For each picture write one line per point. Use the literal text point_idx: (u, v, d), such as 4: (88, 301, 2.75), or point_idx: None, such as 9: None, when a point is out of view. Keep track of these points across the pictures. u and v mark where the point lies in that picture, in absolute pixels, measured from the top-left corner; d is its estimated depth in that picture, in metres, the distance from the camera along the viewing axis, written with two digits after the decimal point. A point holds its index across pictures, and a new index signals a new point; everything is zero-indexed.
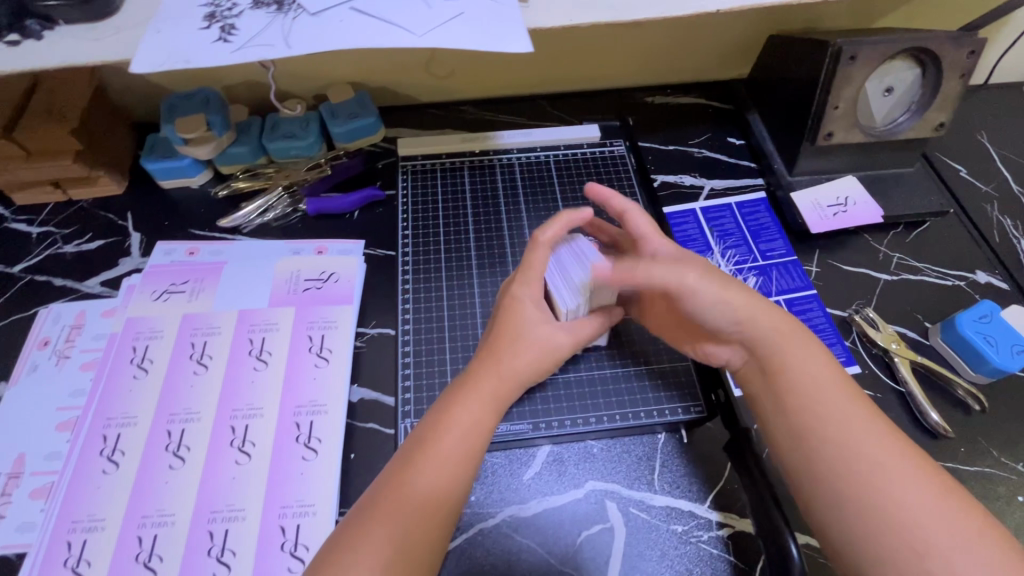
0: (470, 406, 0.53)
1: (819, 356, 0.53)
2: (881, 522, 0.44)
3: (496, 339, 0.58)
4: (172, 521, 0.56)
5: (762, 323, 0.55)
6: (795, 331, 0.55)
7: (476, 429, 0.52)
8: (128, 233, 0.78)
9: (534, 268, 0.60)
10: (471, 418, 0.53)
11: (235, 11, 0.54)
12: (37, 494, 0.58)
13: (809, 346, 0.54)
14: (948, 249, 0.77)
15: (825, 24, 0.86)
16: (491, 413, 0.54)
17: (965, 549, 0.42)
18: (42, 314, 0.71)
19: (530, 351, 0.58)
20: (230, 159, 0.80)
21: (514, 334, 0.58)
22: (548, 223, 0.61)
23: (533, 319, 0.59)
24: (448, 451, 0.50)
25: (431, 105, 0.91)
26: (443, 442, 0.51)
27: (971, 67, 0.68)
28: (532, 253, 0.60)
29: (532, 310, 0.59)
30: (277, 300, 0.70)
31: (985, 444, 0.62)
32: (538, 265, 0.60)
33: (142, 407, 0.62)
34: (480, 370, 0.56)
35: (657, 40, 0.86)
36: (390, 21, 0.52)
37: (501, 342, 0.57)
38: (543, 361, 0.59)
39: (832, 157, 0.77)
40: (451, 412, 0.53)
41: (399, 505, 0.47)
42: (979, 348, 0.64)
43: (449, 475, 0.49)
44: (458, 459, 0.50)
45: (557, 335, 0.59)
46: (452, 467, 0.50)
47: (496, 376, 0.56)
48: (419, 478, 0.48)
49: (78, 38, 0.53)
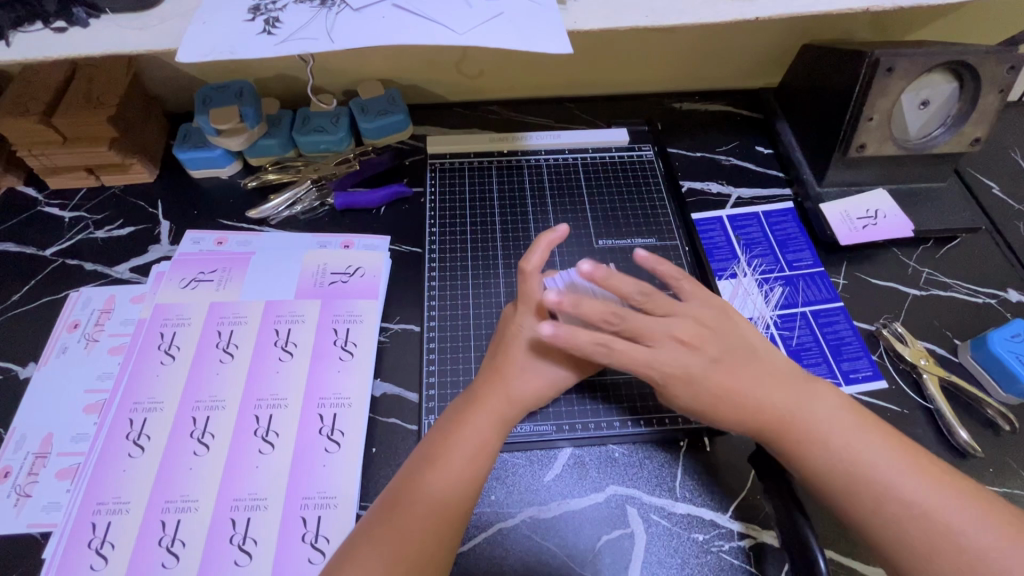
0: (478, 422, 0.53)
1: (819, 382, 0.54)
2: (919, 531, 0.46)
3: (502, 354, 0.57)
4: (196, 506, 0.57)
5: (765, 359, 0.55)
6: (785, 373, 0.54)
7: (485, 442, 0.52)
8: (158, 220, 0.79)
9: (530, 301, 0.57)
10: (480, 432, 0.53)
11: (279, 5, 0.54)
12: (63, 475, 0.59)
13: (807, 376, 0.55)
14: (979, 266, 0.76)
15: (859, 36, 0.85)
16: (500, 429, 0.54)
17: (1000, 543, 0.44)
18: (72, 298, 0.72)
19: (537, 372, 0.57)
20: (260, 151, 0.80)
21: (522, 354, 0.57)
22: (530, 250, 0.57)
23: (540, 343, 0.57)
24: (458, 464, 0.50)
25: (460, 105, 0.91)
26: (453, 451, 0.51)
27: (1011, 82, 0.67)
28: (526, 285, 0.57)
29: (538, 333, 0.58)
30: (303, 293, 0.70)
31: (1014, 465, 0.61)
32: (536, 294, 0.57)
33: (168, 393, 0.63)
34: (489, 385, 0.55)
35: (688, 46, 0.86)
36: (431, 18, 0.53)
37: (507, 360, 0.56)
38: (552, 388, 0.58)
39: (864, 170, 0.76)
40: (459, 426, 0.53)
41: (413, 518, 0.48)
42: (1011, 367, 0.63)
43: (461, 488, 0.50)
44: (469, 473, 0.51)
45: (564, 365, 0.58)
46: (464, 481, 0.50)
47: (506, 390, 0.55)
48: (431, 489, 0.49)
49: (124, 27, 0.54)
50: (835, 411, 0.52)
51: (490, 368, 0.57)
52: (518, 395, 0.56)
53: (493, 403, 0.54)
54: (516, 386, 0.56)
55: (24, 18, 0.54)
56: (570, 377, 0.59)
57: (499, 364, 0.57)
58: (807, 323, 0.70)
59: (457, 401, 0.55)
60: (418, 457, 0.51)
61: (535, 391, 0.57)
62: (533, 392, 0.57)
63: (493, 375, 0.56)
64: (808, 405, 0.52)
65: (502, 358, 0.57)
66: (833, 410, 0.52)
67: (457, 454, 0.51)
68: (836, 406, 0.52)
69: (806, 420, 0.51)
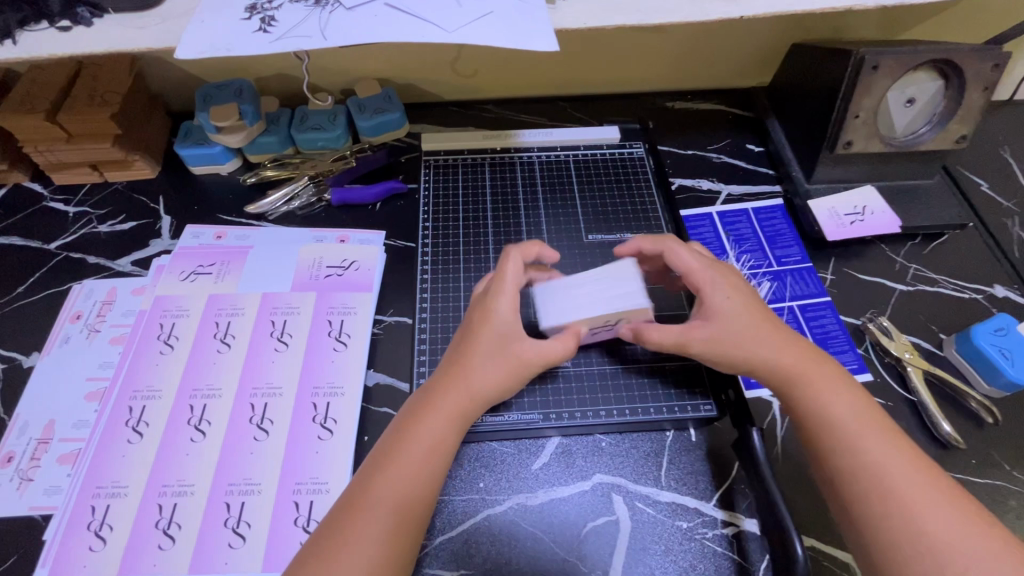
0: (434, 420, 0.53)
1: (835, 377, 0.55)
2: (903, 532, 0.46)
3: (465, 344, 0.57)
4: (192, 490, 0.58)
5: (777, 353, 0.56)
6: (802, 350, 0.56)
7: (441, 441, 0.52)
8: (160, 215, 0.81)
9: (508, 279, 0.59)
10: (434, 430, 0.52)
11: (275, 4, 0.56)
12: (64, 459, 0.61)
13: (824, 368, 0.55)
14: (967, 261, 0.76)
15: (851, 34, 0.86)
16: (457, 424, 0.54)
17: (987, 560, 0.44)
18: (75, 290, 0.74)
19: (499, 358, 0.56)
20: (259, 148, 0.82)
21: (484, 342, 0.56)
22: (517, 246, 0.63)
23: (507, 324, 0.57)
24: (415, 461, 0.51)
25: (455, 104, 0.93)
26: (409, 451, 0.51)
27: (995, 80, 0.68)
28: (505, 262, 0.60)
29: (503, 318, 0.57)
30: (299, 285, 0.72)
31: (997, 457, 0.62)
32: (510, 275, 0.59)
33: (166, 382, 0.65)
34: (447, 382, 0.55)
35: (679, 46, 0.88)
36: (420, 16, 0.54)
37: (467, 352, 0.56)
38: (511, 372, 0.56)
39: (852, 166, 0.77)
40: (415, 424, 0.53)
41: (364, 517, 0.48)
42: (994, 361, 0.63)
43: (416, 484, 0.50)
44: (424, 471, 0.51)
45: (524, 347, 0.57)
46: (420, 477, 0.50)
47: (464, 389, 0.55)
48: (387, 486, 0.49)
49: (126, 26, 0.56)
50: (849, 407, 0.52)
51: (450, 360, 0.57)
52: (477, 386, 0.55)
53: (450, 394, 0.54)
54: (471, 379, 0.55)
55: (30, 17, 0.56)
56: (530, 364, 0.57)
57: (457, 356, 0.56)
58: (793, 317, 0.71)
59: (417, 394, 0.56)
60: (377, 453, 0.52)
61: (497, 379, 0.56)
62: (489, 381, 0.55)
63: (454, 367, 0.56)
64: (822, 393, 0.54)
65: (463, 347, 0.57)
66: (848, 404, 0.53)
67: (411, 450, 0.51)
68: (855, 401, 0.53)
69: (823, 407, 0.53)
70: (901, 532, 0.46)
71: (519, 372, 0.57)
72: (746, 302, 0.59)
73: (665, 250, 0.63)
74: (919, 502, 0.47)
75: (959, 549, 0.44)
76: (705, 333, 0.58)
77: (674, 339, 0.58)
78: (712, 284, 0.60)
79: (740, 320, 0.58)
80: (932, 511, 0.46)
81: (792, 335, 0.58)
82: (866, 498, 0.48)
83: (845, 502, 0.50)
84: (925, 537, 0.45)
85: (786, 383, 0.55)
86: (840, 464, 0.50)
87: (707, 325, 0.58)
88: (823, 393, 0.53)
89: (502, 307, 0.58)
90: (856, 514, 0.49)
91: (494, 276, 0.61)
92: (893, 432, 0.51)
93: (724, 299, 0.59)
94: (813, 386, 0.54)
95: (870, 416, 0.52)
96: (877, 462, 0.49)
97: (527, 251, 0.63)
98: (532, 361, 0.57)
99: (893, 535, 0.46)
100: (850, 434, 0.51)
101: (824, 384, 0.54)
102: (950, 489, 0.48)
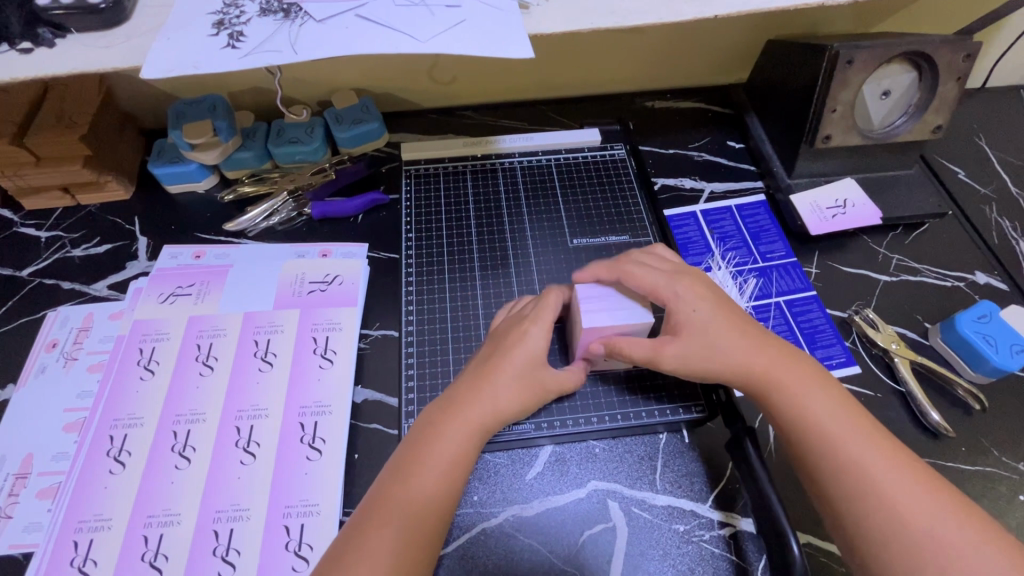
0: (456, 433, 0.52)
1: (808, 375, 0.55)
2: (888, 527, 0.46)
3: (492, 360, 0.56)
4: (178, 520, 0.57)
5: (751, 357, 0.56)
6: (776, 349, 0.56)
7: (461, 454, 0.52)
8: (135, 236, 0.79)
9: (547, 309, 0.59)
10: (457, 443, 0.52)
11: (243, 19, 0.55)
12: (44, 494, 0.59)
13: (797, 367, 0.55)
14: (947, 250, 0.77)
15: (824, 28, 0.87)
16: (478, 442, 0.53)
17: (969, 549, 0.45)
18: (50, 317, 0.72)
19: (526, 376, 0.56)
20: (236, 164, 0.81)
21: (515, 361, 0.56)
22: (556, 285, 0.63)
23: (538, 347, 0.57)
24: (435, 472, 0.50)
25: (434, 111, 0.93)
26: (428, 462, 0.50)
27: (967, 70, 0.69)
28: (549, 299, 0.60)
29: (536, 341, 0.57)
30: (282, 303, 0.71)
31: (986, 444, 0.62)
32: (551, 309, 0.59)
33: (149, 408, 0.63)
34: (472, 395, 0.54)
35: (656, 46, 0.88)
36: (393, 27, 0.53)
37: (494, 366, 0.56)
38: (535, 398, 0.57)
39: (832, 160, 0.78)
40: (436, 436, 0.52)
41: (377, 538, 0.46)
42: (979, 349, 0.64)
43: (435, 493, 0.49)
44: (444, 481, 0.50)
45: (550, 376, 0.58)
46: (439, 488, 0.50)
47: (490, 403, 0.54)
48: (400, 493, 0.49)
49: (90, 46, 0.54)
50: (825, 404, 0.52)
51: (475, 372, 0.56)
52: (501, 402, 0.54)
53: (472, 412, 0.53)
54: (497, 398, 0.54)
55: None
56: (550, 391, 0.58)
57: (480, 375, 0.55)
58: (781, 313, 0.71)
59: (436, 405, 0.55)
60: (395, 462, 0.51)
61: (523, 403, 0.56)
62: (513, 403, 0.55)
63: (479, 381, 0.55)
64: (801, 391, 0.53)
65: (490, 363, 0.56)
66: (826, 401, 0.53)
67: (430, 466, 0.50)
68: (832, 398, 0.53)
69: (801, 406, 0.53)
70: (892, 530, 0.46)
71: (540, 393, 0.57)
72: (715, 309, 0.58)
73: (626, 270, 0.61)
74: (904, 496, 0.47)
75: (942, 541, 0.45)
76: (677, 348, 0.57)
77: (645, 355, 0.58)
78: (676, 299, 0.58)
79: (710, 326, 0.57)
80: (915, 505, 0.47)
81: (762, 337, 0.57)
82: (851, 494, 0.48)
83: (830, 502, 0.49)
84: (915, 534, 0.45)
85: (762, 386, 0.55)
86: (826, 462, 0.50)
87: (677, 340, 0.57)
88: (800, 393, 0.53)
89: (537, 333, 0.57)
90: (842, 515, 0.49)
91: (535, 303, 0.60)
92: (866, 426, 0.51)
93: (695, 309, 0.58)
94: (789, 386, 0.54)
95: (846, 412, 0.52)
96: (858, 459, 0.49)
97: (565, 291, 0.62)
98: (552, 390, 0.58)
99: (879, 531, 0.46)
100: (829, 432, 0.51)
101: (801, 383, 0.54)
102: (929, 478, 0.49)
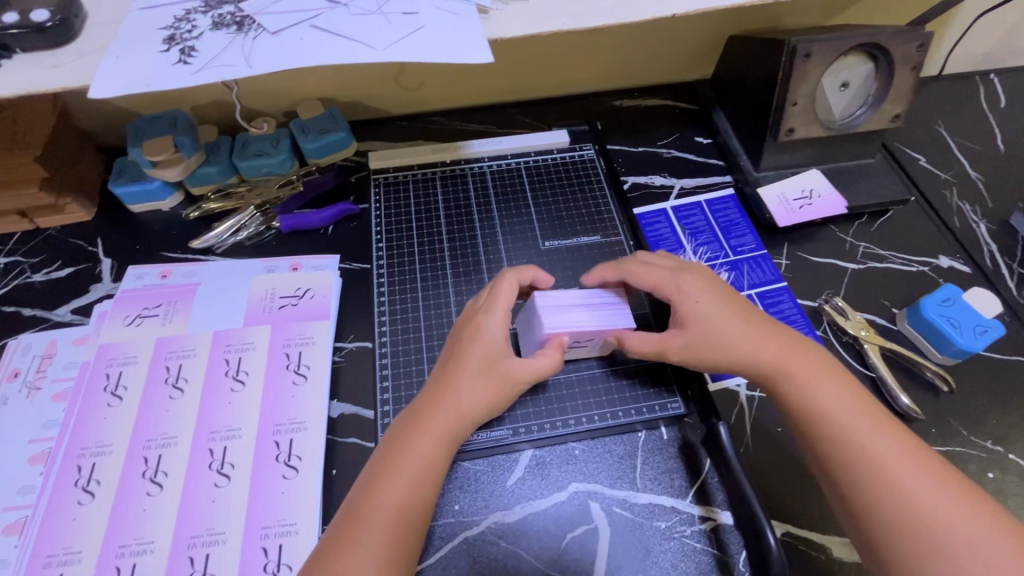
0: (425, 437, 0.52)
1: (817, 362, 0.56)
2: (888, 506, 0.47)
3: (453, 361, 0.56)
4: (152, 548, 0.55)
5: (760, 346, 0.56)
6: (785, 337, 0.58)
7: (431, 458, 0.51)
8: (99, 259, 0.77)
9: (501, 298, 0.59)
10: (426, 447, 0.51)
11: (195, 33, 0.54)
12: (10, 530, 0.57)
13: (805, 354, 0.56)
14: (911, 236, 0.79)
15: (784, 22, 0.88)
16: (449, 446, 0.53)
17: (970, 526, 0.45)
18: (11, 346, 0.69)
19: (486, 373, 0.55)
20: (200, 180, 0.79)
21: (473, 360, 0.55)
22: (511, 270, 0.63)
23: (495, 341, 0.56)
24: (409, 477, 0.50)
25: (402, 118, 0.92)
26: (409, 468, 0.50)
27: (921, 60, 0.70)
28: (500, 283, 0.60)
29: (492, 334, 0.57)
30: (252, 319, 0.70)
31: (955, 425, 0.64)
32: (504, 294, 0.60)
33: (117, 434, 0.62)
34: (436, 399, 0.54)
35: (621, 45, 0.88)
36: (349, 37, 0.53)
37: (455, 367, 0.55)
38: (501, 393, 0.55)
39: (796, 152, 0.79)
40: (406, 442, 0.52)
41: (361, 545, 0.46)
42: (944, 331, 0.65)
43: (413, 498, 0.49)
44: (419, 485, 0.50)
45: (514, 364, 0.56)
46: (418, 492, 0.50)
47: (453, 405, 0.53)
48: (385, 502, 0.48)
49: (36, 66, 0.53)
50: (832, 390, 0.54)
51: (438, 375, 0.56)
52: (464, 403, 0.54)
53: (438, 414, 0.53)
54: (460, 399, 0.54)
55: None
56: (520, 382, 0.56)
57: (443, 377, 0.55)
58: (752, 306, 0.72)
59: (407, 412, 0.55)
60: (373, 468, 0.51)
61: (488, 401, 0.55)
62: (476, 402, 0.54)
63: (441, 385, 0.55)
64: (809, 377, 0.54)
65: (452, 364, 0.56)
66: (833, 386, 0.54)
67: (404, 472, 0.50)
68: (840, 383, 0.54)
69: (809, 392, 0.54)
70: (896, 519, 0.47)
71: (506, 389, 0.56)
72: (719, 300, 0.59)
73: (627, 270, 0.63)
74: (906, 477, 0.48)
75: (944, 519, 0.46)
76: (681, 340, 0.58)
77: None
78: (679, 292, 0.60)
79: (713, 315, 0.58)
80: (917, 485, 0.47)
81: (773, 327, 0.58)
82: (853, 474, 0.49)
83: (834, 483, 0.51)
84: (920, 523, 0.46)
85: (771, 373, 0.56)
86: (830, 445, 0.51)
87: (684, 332, 0.58)
88: (808, 380, 0.54)
89: (491, 325, 0.57)
90: (845, 494, 0.50)
91: (489, 293, 0.61)
92: (873, 410, 0.53)
93: (698, 300, 0.59)
94: (795, 377, 0.55)
95: (852, 398, 0.53)
96: (862, 441, 0.50)
97: (521, 274, 0.63)
98: (523, 378, 0.56)
99: (881, 509, 0.48)
100: (836, 416, 0.52)
101: (808, 370, 0.55)
102: (933, 461, 0.49)
